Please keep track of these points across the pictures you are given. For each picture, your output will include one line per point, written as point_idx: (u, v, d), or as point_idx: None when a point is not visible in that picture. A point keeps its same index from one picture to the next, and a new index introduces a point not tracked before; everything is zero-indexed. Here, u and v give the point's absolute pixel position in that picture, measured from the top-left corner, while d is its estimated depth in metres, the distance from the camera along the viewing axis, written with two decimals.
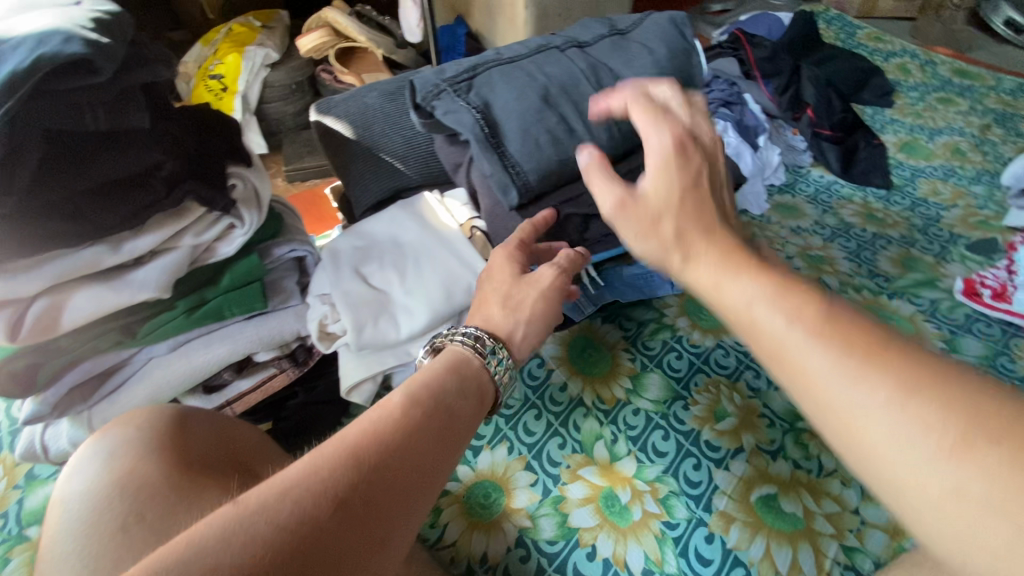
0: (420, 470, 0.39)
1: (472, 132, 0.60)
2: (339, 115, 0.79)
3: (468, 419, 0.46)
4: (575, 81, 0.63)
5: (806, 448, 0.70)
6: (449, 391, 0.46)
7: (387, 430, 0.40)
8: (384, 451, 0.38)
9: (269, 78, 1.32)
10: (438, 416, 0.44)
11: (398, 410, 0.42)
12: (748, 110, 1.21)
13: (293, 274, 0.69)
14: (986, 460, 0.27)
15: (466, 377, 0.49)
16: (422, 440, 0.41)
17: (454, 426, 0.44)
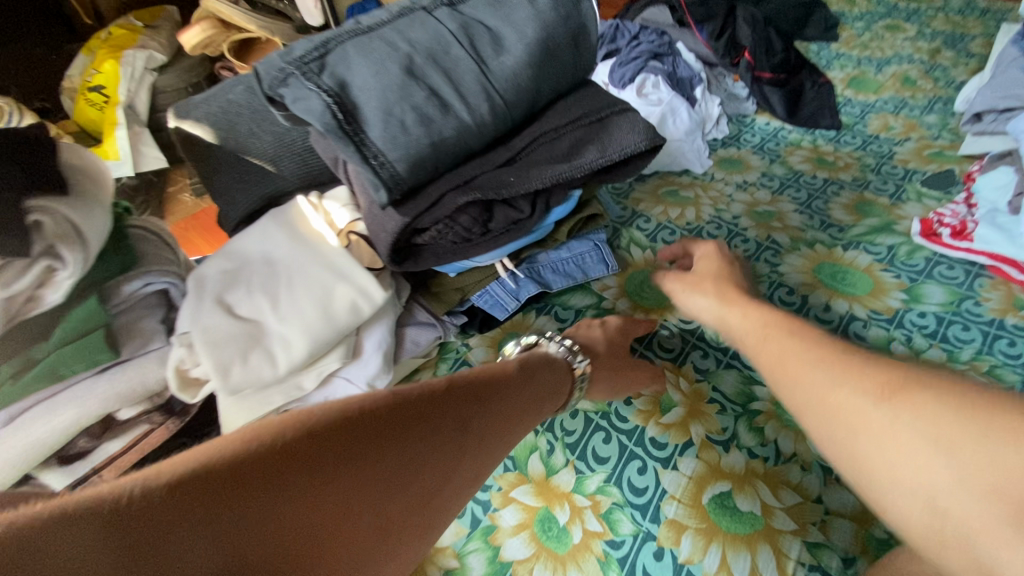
0: (509, 408, 0.53)
1: (324, 121, 0.50)
2: (198, 119, 0.68)
3: (546, 400, 0.60)
4: (444, 46, 0.54)
5: (761, 433, 0.63)
6: (542, 381, 0.60)
7: (495, 385, 0.53)
8: (490, 398, 0.51)
9: (158, 84, 1.19)
10: (530, 393, 0.57)
11: (507, 377, 0.56)
12: (679, 61, 1.10)
13: (156, 311, 0.60)
14: (915, 405, 0.35)
15: (555, 371, 0.63)
16: (511, 409, 0.53)
17: (536, 398, 0.58)
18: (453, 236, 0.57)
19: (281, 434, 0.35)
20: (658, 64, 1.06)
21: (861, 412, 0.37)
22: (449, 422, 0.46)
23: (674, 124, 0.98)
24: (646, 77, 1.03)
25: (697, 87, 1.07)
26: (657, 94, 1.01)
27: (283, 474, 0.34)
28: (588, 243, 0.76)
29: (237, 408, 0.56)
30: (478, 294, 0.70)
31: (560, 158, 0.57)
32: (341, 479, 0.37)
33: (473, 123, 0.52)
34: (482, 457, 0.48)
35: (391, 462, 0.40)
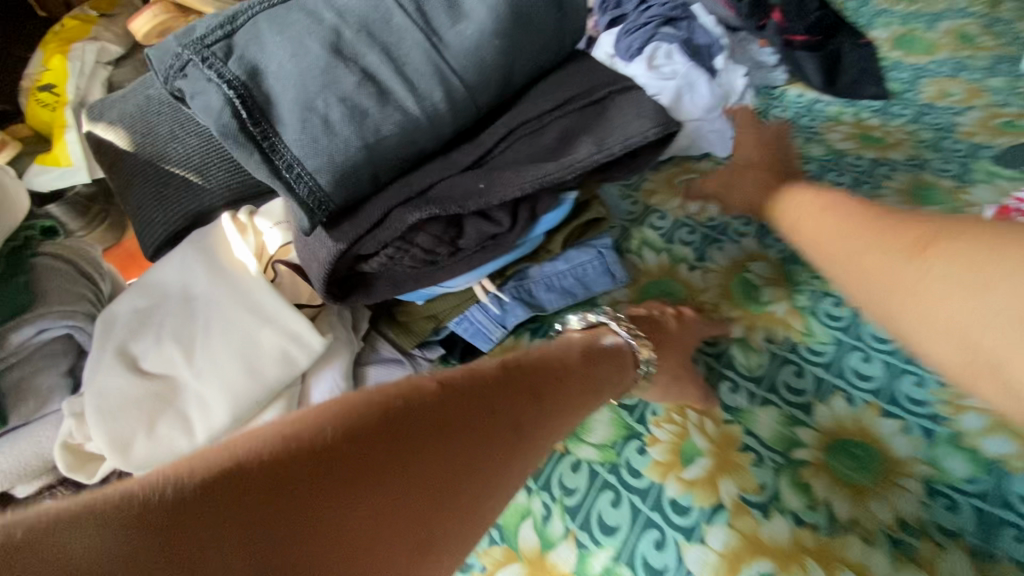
0: (576, 392, 0.48)
1: (223, 120, 0.38)
2: (112, 120, 0.57)
3: (608, 384, 0.54)
4: (382, 14, 0.41)
5: (808, 492, 0.51)
6: (603, 364, 0.54)
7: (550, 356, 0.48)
8: (549, 368, 0.46)
9: (114, 78, 1.08)
10: (587, 372, 0.52)
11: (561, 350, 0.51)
12: (699, 20, 0.91)
13: (58, 362, 0.49)
14: (947, 249, 0.35)
15: (616, 358, 0.57)
16: (574, 383, 0.48)
17: (598, 377, 0.53)
18: (412, 261, 0.45)
19: (318, 417, 0.32)
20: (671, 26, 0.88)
21: (896, 268, 0.37)
22: (504, 396, 0.41)
23: (690, 100, 0.81)
24: (657, 45, 0.86)
25: (723, 46, 0.88)
26: (670, 63, 0.84)
27: (328, 459, 0.30)
28: (590, 250, 0.61)
29: None
30: (457, 320, 0.57)
31: (544, 155, 0.44)
32: (397, 461, 0.32)
33: (421, 115, 0.39)
34: (548, 435, 0.43)
35: (451, 448, 0.35)
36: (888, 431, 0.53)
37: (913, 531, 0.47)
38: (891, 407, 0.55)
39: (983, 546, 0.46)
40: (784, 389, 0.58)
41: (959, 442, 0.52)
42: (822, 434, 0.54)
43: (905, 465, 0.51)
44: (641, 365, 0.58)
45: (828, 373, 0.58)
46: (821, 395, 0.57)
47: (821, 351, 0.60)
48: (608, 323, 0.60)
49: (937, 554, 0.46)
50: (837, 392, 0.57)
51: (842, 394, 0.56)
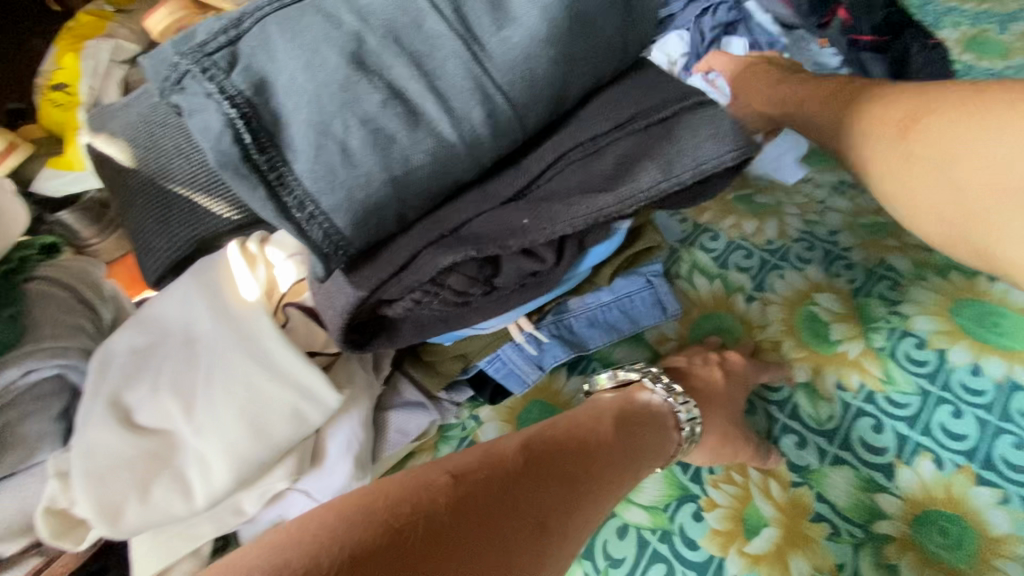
0: (609, 466, 0.43)
1: (222, 146, 0.32)
2: (116, 132, 0.52)
3: (653, 449, 0.48)
4: (413, 17, 0.34)
5: (893, 575, 0.44)
6: (645, 421, 0.48)
7: (575, 426, 0.44)
8: (576, 442, 0.43)
9: (128, 77, 1.04)
10: (627, 438, 0.46)
11: (591, 413, 0.47)
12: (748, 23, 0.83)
13: (49, 405, 0.44)
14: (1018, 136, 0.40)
15: (657, 421, 0.50)
16: (604, 458, 0.43)
17: (640, 442, 0.47)
18: (441, 304, 0.39)
19: (319, 538, 0.31)
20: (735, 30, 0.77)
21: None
22: (524, 488, 0.38)
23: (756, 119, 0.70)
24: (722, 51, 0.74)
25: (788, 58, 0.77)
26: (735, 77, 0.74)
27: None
28: (640, 278, 0.55)
29: (152, 544, 0.41)
30: (487, 359, 0.51)
31: (599, 184, 0.37)
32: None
33: (459, 140, 0.33)
34: (580, 526, 0.39)
35: (469, 555, 0.32)
36: (985, 503, 0.46)
37: None
38: (988, 474, 0.47)
39: None
40: (860, 446, 0.50)
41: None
42: (907, 503, 0.47)
43: (1006, 546, 0.45)
44: (682, 423, 0.50)
45: (912, 430, 0.51)
46: (905, 455, 0.49)
47: (905, 404, 0.52)
48: (640, 380, 0.52)
49: None
50: (923, 452, 0.49)
51: (929, 456, 0.49)
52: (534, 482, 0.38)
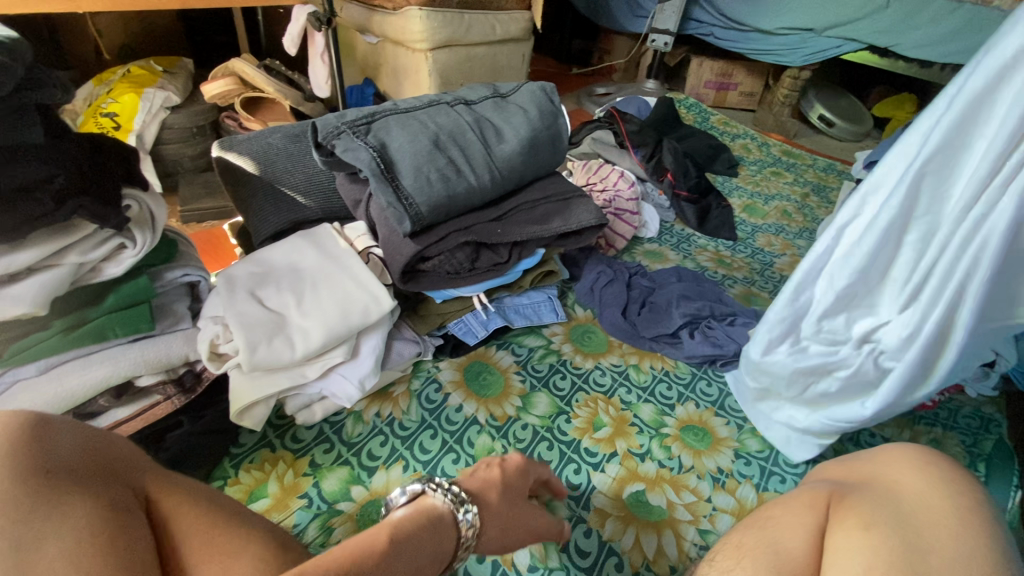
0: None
1: (370, 169, 0.67)
2: (242, 152, 0.81)
3: (428, 554, 0.51)
4: (462, 132, 0.75)
5: (669, 449, 0.79)
6: (410, 535, 0.51)
7: (341, 559, 0.44)
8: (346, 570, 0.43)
9: (168, 120, 1.32)
10: (406, 552, 0.49)
11: (353, 544, 0.47)
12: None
13: (184, 299, 0.71)
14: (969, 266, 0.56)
15: (436, 529, 0.53)
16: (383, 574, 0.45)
17: (418, 550, 0.50)
18: (449, 267, 0.74)
19: None
20: (940, 158, 0.53)
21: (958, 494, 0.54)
22: None
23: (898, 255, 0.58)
24: (920, 172, 0.54)
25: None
26: (884, 251, 0.58)
27: None
28: (543, 295, 0.97)
29: (248, 384, 0.66)
30: (455, 322, 0.87)
31: (535, 222, 0.78)
32: None
33: (478, 188, 0.73)
34: None
35: None
36: (717, 421, 0.84)
37: (725, 473, 0.77)
38: (720, 411, 0.86)
39: (761, 482, 0.76)
40: (659, 395, 0.88)
41: (756, 432, 0.83)
42: (680, 420, 0.84)
43: (725, 441, 0.82)
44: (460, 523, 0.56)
45: (686, 388, 0.89)
46: (681, 400, 0.87)
47: (683, 376, 0.91)
48: (424, 489, 0.58)
49: (737, 486, 0.76)
50: (691, 399, 0.87)
51: (693, 401, 0.87)
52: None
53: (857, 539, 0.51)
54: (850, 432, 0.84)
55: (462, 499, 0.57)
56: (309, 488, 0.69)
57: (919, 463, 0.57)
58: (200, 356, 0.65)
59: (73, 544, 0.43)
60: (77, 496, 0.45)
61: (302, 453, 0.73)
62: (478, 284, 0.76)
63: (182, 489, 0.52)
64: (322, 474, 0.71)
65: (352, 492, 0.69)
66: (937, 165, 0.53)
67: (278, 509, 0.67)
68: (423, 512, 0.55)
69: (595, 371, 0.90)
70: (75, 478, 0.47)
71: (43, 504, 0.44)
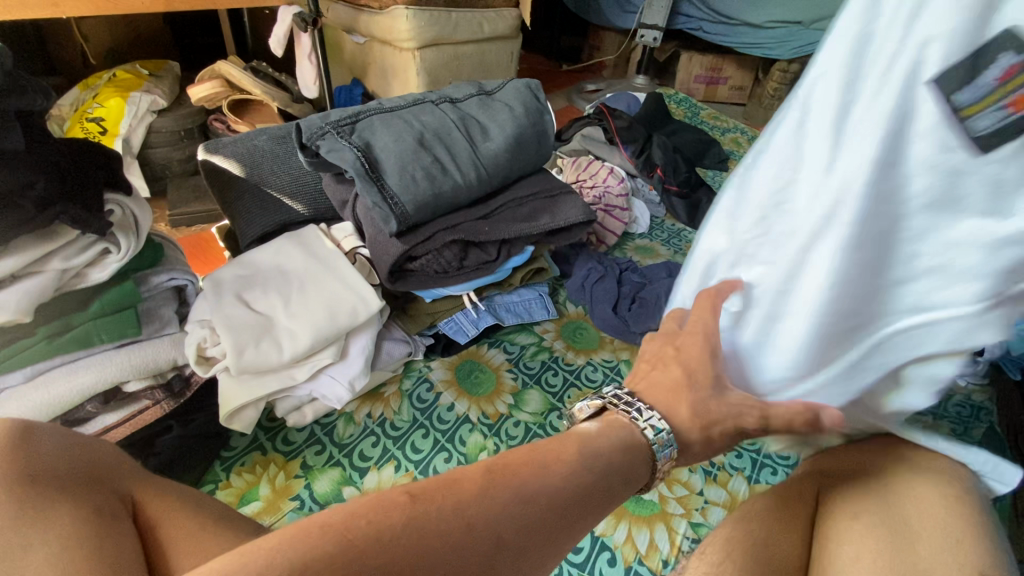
0: (567, 520, 0.38)
1: (354, 169, 0.67)
2: (227, 155, 0.81)
3: (618, 483, 0.44)
4: (446, 130, 0.75)
5: None
6: (606, 464, 0.43)
7: (543, 478, 0.39)
8: (539, 499, 0.38)
9: (156, 124, 1.31)
10: (595, 478, 0.42)
11: (564, 460, 0.41)
12: None
13: (171, 303, 0.70)
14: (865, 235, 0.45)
15: (630, 451, 0.45)
16: (566, 517, 0.39)
17: (609, 481, 0.43)
18: (437, 266, 0.74)
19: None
20: (828, 88, 0.40)
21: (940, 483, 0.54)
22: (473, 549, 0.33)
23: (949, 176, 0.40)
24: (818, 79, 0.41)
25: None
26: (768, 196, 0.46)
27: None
28: (534, 292, 0.97)
29: (236, 388, 0.66)
30: (445, 321, 0.87)
31: (522, 219, 0.78)
32: None
33: (464, 187, 0.73)
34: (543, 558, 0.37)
35: None
36: None
37: (717, 466, 0.77)
38: None
39: (753, 474, 0.76)
40: None
41: None
42: None
43: None
44: (655, 451, 0.46)
45: None
46: None
47: None
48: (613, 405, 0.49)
49: (728, 478, 0.76)
50: None
51: None
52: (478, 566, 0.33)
53: (846, 529, 0.51)
54: None
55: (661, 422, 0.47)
56: (301, 490, 0.69)
57: (882, 462, 0.56)
58: (188, 361, 0.65)
59: (58, 550, 0.43)
60: (62, 503, 0.45)
61: (293, 456, 0.73)
62: (467, 282, 0.76)
63: (169, 492, 0.52)
64: (313, 476, 0.71)
65: (344, 493, 0.69)
66: (826, 93, 0.40)
67: (269, 512, 0.66)
68: (624, 423, 0.47)
69: (586, 367, 0.90)
70: (60, 485, 0.47)
71: (29, 512, 0.44)
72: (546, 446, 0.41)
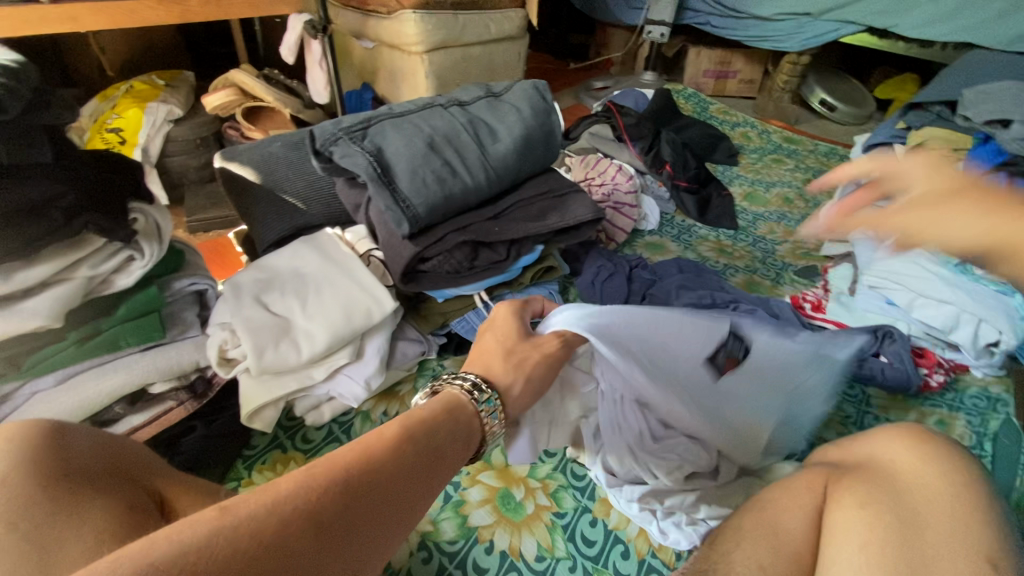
0: (411, 483, 0.43)
1: (367, 173, 0.69)
2: (244, 162, 0.83)
3: (455, 449, 0.49)
4: (455, 133, 0.76)
5: None
6: (438, 432, 0.48)
7: (376, 458, 0.42)
8: (373, 477, 0.40)
9: (173, 133, 1.34)
10: (428, 448, 0.46)
11: (393, 437, 0.44)
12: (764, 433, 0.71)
13: (193, 307, 0.73)
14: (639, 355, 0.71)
15: (456, 420, 0.51)
16: (408, 481, 0.42)
17: (444, 448, 0.48)
18: (449, 266, 0.75)
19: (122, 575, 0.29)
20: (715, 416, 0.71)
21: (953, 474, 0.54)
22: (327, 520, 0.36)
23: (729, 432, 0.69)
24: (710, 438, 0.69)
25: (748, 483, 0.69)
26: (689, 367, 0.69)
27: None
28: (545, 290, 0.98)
29: (258, 387, 0.68)
30: (458, 320, 0.89)
31: (532, 218, 0.79)
32: None
33: (474, 189, 0.74)
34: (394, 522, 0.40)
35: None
36: None
37: None
38: None
39: None
40: None
41: None
42: None
43: None
44: (481, 412, 0.54)
45: None
46: None
47: None
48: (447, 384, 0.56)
49: None
50: None
51: None
52: (322, 547, 0.35)
53: (855, 517, 0.52)
54: (853, 417, 0.84)
55: (484, 386, 0.57)
56: None
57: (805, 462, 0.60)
58: (210, 362, 0.67)
59: (94, 544, 0.45)
60: (95, 499, 0.47)
61: (312, 453, 0.74)
62: (479, 282, 0.77)
63: (195, 488, 0.54)
64: None
65: None
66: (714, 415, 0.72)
67: None
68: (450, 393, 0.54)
69: None
70: (90, 481, 0.49)
71: (63, 508, 0.46)
72: (370, 433, 0.44)
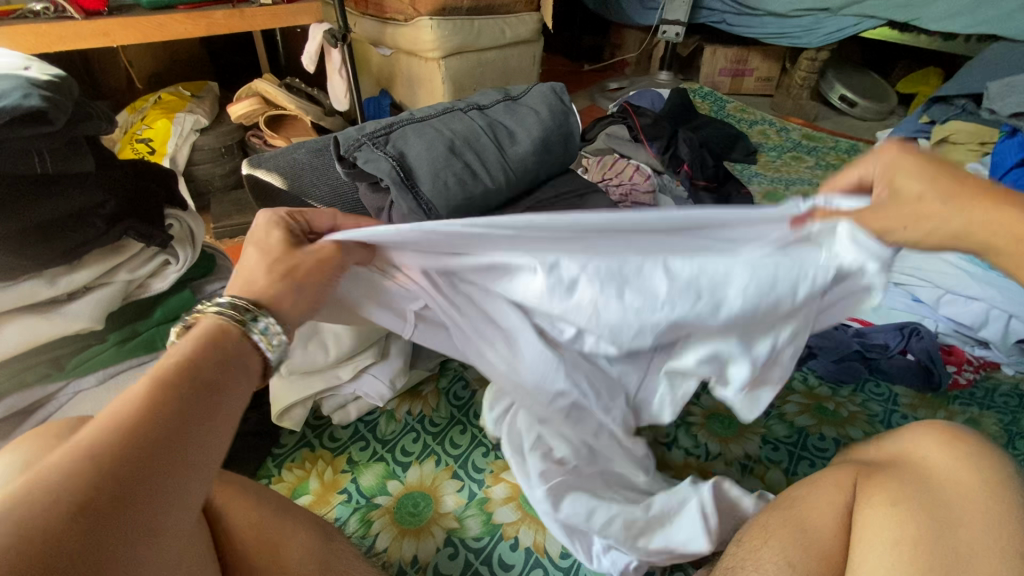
0: (193, 430, 0.37)
1: (390, 178, 0.71)
2: (270, 168, 0.85)
3: (236, 378, 0.43)
4: (476, 136, 0.77)
5: (696, 437, 0.79)
6: (211, 366, 0.41)
7: (118, 433, 0.34)
8: (128, 462, 0.33)
9: (199, 142, 1.38)
10: (201, 388, 0.40)
11: (137, 399, 0.36)
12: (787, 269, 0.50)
13: None
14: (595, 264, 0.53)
15: (228, 352, 0.44)
16: (180, 439, 0.36)
17: (223, 380, 0.41)
18: None
19: None
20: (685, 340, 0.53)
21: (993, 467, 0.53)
22: (96, 514, 0.31)
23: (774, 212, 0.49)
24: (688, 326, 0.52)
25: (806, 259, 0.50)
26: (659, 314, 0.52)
27: None
28: None
29: (287, 387, 0.71)
30: None
31: None
32: None
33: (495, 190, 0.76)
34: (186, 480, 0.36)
35: None
36: None
37: (754, 459, 0.76)
38: None
39: (790, 467, 0.75)
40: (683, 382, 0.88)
41: (783, 417, 0.82)
42: (707, 409, 0.83)
43: (753, 427, 0.80)
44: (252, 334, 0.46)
45: None
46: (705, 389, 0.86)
47: None
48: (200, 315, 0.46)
49: (766, 471, 0.74)
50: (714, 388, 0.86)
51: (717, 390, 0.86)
52: (89, 547, 0.30)
53: (885, 515, 0.51)
54: (880, 415, 0.83)
55: (243, 301, 0.47)
56: (348, 484, 0.72)
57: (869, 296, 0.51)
58: None
59: None
60: None
61: (340, 451, 0.76)
62: None
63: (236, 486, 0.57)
64: (359, 470, 0.74)
65: (389, 486, 0.72)
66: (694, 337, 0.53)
67: (320, 505, 0.70)
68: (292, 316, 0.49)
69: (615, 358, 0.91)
70: None
71: None
72: (103, 411, 0.35)
